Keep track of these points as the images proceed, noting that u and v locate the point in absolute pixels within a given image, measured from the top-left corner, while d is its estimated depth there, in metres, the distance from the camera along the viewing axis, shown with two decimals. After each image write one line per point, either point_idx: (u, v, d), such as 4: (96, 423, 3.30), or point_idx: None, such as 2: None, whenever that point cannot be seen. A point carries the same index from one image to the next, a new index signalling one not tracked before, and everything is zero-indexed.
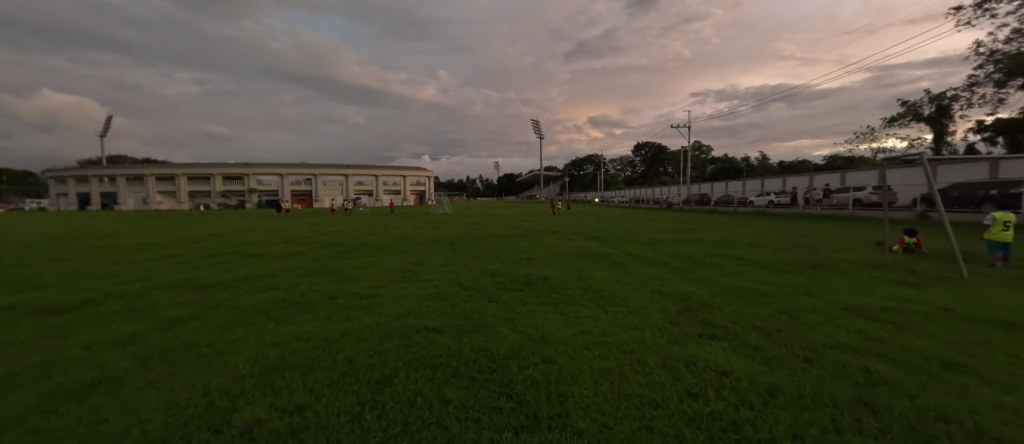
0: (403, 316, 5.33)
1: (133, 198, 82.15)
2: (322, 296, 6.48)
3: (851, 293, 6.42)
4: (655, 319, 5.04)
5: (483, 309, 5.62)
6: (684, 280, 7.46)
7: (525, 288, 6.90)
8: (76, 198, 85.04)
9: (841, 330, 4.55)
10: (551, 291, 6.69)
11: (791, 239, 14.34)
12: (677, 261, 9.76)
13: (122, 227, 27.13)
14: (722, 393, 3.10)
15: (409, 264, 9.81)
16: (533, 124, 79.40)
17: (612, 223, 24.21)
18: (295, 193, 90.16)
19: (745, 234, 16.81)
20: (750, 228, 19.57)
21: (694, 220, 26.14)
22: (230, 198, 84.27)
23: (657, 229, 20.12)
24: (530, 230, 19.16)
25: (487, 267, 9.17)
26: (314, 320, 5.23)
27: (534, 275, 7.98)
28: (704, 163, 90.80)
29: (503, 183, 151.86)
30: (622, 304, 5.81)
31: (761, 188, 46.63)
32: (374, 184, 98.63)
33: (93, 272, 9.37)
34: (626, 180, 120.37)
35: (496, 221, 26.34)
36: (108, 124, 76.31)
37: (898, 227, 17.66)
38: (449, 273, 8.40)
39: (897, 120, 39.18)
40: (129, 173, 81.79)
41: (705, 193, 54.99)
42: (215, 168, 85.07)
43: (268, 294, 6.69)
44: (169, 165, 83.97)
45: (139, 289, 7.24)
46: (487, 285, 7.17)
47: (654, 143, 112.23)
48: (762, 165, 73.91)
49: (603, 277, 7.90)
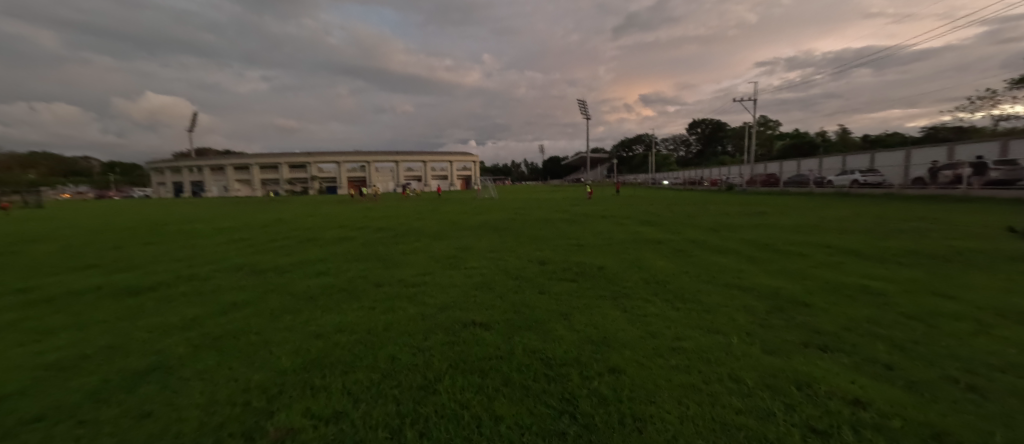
0: (449, 308, 4.95)
1: (216, 187, 90.88)
2: (370, 283, 6.29)
3: (997, 292, 5.12)
4: (739, 320, 4.24)
5: (534, 302, 5.11)
6: (766, 272, 6.45)
7: (579, 279, 6.29)
8: (171, 187, 96.09)
9: (1008, 345, 3.48)
10: (608, 282, 6.01)
11: (888, 223, 12.44)
12: (752, 249, 8.62)
13: (201, 212, 29.69)
14: (860, 434, 2.32)
15: (455, 250, 9.56)
16: (581, 105, 76.80)
17: (669, 206, 22.72)
18: (352, 179, 95.34)
19: (827, 218, 14.84)
20: (833, 211, 17.35)
21: (761, 202, 23.81)
22: (296, 186, 91.22)
23: (720, 212, 18.42)
24: (578, 215, 18.29)
25: (537, 254, 8.61)
26: (359, 309, 5.00)
27: (588, 264, 7.33)
28: (771, 140, 83.03)
29: (550, 166, 149.82)
30: (694, 300, 5.00)
31: (841, 166, 41.76)
32: (423, 169, 101.50)
33: (172, 255, 10.00)
34: (682, 160, 114.14)
35: (543, 205, 25.69)
36: (196, 120, 84.94)
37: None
38: (496, 261, 7.98)
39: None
40: (212, 164, 90.64)
41: (774, 173, 50.32)
42: (282, 158, 91.73)
43: (319, 280, 6.60)
44: (244, 155, 91.99)
45: (206, 272, 7.47)
46: (539, 274, 6.64)
47: (713, 120, 104.42)
48: (841, 140, 66.24)
49: (667, 267, 7.05)
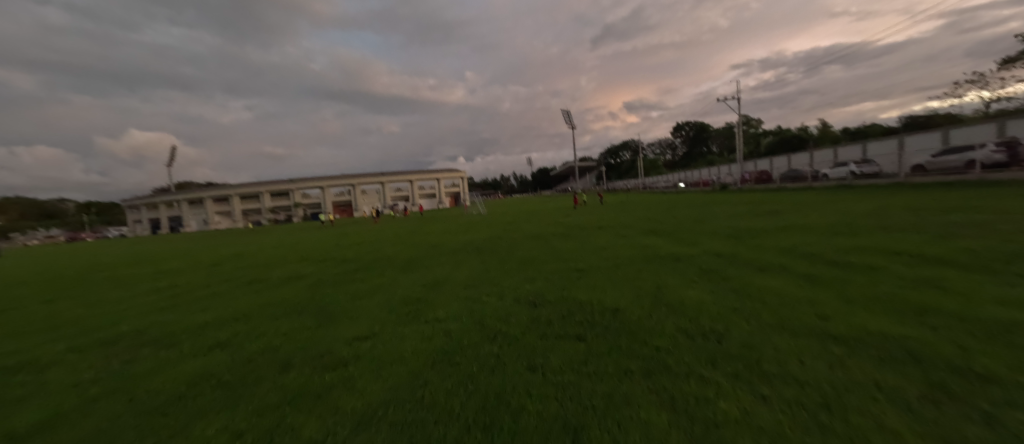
0: (376, 418, 2.93)
1: (195, 221, 87.12)
2: (274, 363, 4.20)
3: None
4: (897, 436, 2.29)
5: (520, 396, 3.10)
6: (851, 304, 4.54)
7: (585, 333, 4.31)
8: (148, 224, 92.51)
9: None
10: (629, 339, 4.04)
11: (928, 217, 10.87)
12: (799, 263, 6.78)
13: (162, 251, 27.07)
14: None
15: (422, 289, 7.42)
16: (566, 115, 76.33)
17: (667, 211, 21.09)
18: (337, 204, 92.85)
19: (852, 213, 13.29)
20: (849, 206, 15.92)
21: (764, 200, 22.37)
22: (280, 213, 88.53)
23: (727, 215, 16.67)
24: (572, 228, 16.39)
25: (525, 290, 6.59)
26: (220, 431, 2.95)
27: (593, 303, 5.37)
28: (756, 137, 83.36)
29: (538, 178, 149.20)
30: (779, 374, 3.07)
31: (834, 158, 41.07)
32: (411, 189, 99.54)
33: (55, 319, 7.74)
34: (669, 163, 114.25)
35: (533, 219, 23.78)
36: (171, 153, 82.00)
37: None
38: (471, 305, 5.95)
39: (1016, 61, 32.27)
40: (190, 197, 87.51)
41: (766, 169, 49.46)
42: (263, 186, 88.93)
43: (203, 360, 4.47)
44: (224, 187, 89.15)
45: (58, 354, 5.25)
46: (526, 329, 4.61)
47: (697, 121, 104.64)
48: (826, 133, 66.13)
49: (704, 302, 5.08)
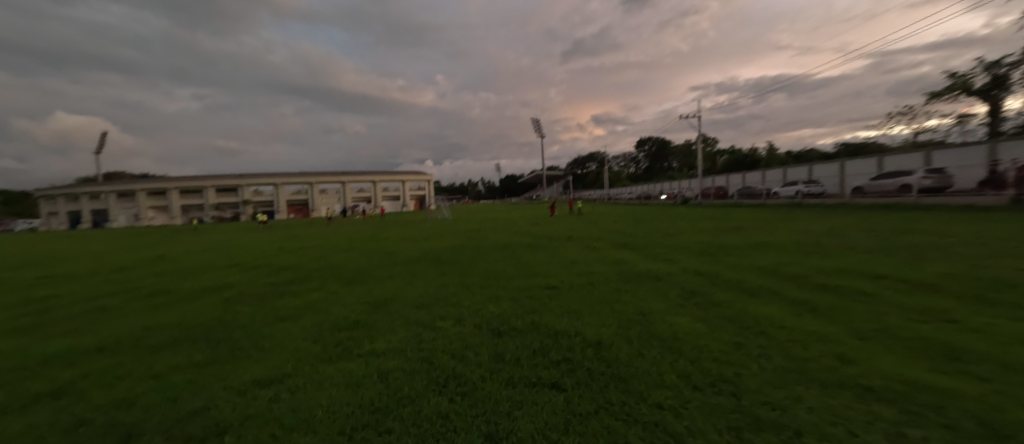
0: None
1: (125, 216, 78.95)
2: (122, 431, 2.96)
3: None
4: None
5: None
6: (867, 342, 3.94)
7: (563, 379, 3.40)
8: (67, 218, 82.59)
9: None
10: (620, 390, 3.17)
11: (889, 237, 10.98)
12: (787, 285, 6.27)
13: (73, 250, 23.66)
14: None
15: (364, 309, 6.21)
16: (534, 124, 76.84)
17: (635, 223, 20.91)
18: (291, 204, 87.45)
19: (814, 232, 13.42)
20: (808, 224, 16.26)
21: (726, 216, 22.77)
22: (225, 211, 81.91)
23: (694, 229, 16.56)
24: (540, 238, 15.64)
25: (488, 312, 5.62)
26: None
27: (569, 333, 4.47)
28: (712, 155, 87.52)
29: (504, 185, 149.16)
30: None
31: (784, 177, 43.42)
32: (372, 191, 95.78)
33: None
34: (631, 176, 117.74)
35: (499, 227, 22.91)
36: (102, 140, 73.94)
37: (996, 216, 14.54)
38: (420, 333, 4.88)
39: (942, 95, 35.34)
40: (120, 190, 79.18)
41: (723, 186, 51.57)
42: (207, 181, 82.13)
43: (17, 425, 3.15)
44: (161, 180, 81.50)
45: None
46: (489, 372, 3.63)
47: (658, 137, 108.72)
48: (775, 154, 70.31)
49: (699, 334, 4.34)
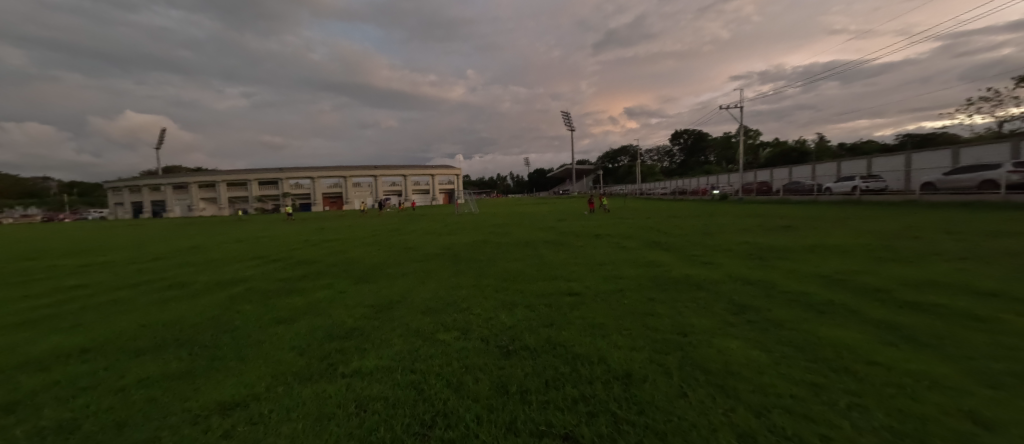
0: None
1: (179, 206, 84.67)
2: None
3: None
4: None
5: None
6: (1005, 392, 2.90)
7: (582, 431, 2.62)
8: (130, 208, 89.56)
9: None
10: None
11: (982, 242, 9.28)
12: (866, 301, 5.13)
13: (124, 238, 25.16)
14: None
15: (364, 314, 5.62)
16: (565, 117, 75.32)
17: (670, 221, 19.53)
18: (328, 196, 90.52)
19: (882, 233, 11.75)
20: (872, 224, 14.43)
21: (772, 213, 20.87)
22: (267, 202, 85.97)
23: (737, 228, 15.10)
24: (567, 235, 14.77)
25: (499, 323, 4.89)
26: None
27: (590, 358, 3.68)
28: (755, 148, 82.43)
29: (534, 179, 147.99)
30: None
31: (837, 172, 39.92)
32: (404, 184, 97.51)
33: None
34: (666, 170, 113.37)
35: (525, 222, 22.13)
36: (159, 136, 79.54)
37: None
38: (418, 347, 4.23)
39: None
40: (175, 182, 84.88)
41: (767, 181, 48.21)
42: (251, 174, 86.40)
43: None
44: (211, 173, 86.52)
45: None
46: (489, 412, 2.91)
47: (696, 129, 103.76)
48: (826, 146, 64.96)
49: (758, 368, 3.42)
